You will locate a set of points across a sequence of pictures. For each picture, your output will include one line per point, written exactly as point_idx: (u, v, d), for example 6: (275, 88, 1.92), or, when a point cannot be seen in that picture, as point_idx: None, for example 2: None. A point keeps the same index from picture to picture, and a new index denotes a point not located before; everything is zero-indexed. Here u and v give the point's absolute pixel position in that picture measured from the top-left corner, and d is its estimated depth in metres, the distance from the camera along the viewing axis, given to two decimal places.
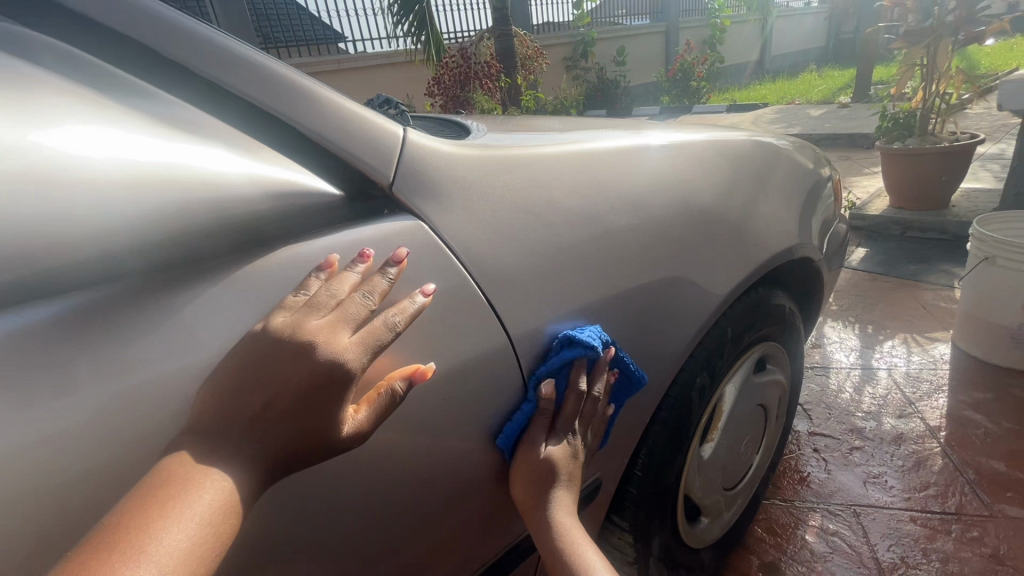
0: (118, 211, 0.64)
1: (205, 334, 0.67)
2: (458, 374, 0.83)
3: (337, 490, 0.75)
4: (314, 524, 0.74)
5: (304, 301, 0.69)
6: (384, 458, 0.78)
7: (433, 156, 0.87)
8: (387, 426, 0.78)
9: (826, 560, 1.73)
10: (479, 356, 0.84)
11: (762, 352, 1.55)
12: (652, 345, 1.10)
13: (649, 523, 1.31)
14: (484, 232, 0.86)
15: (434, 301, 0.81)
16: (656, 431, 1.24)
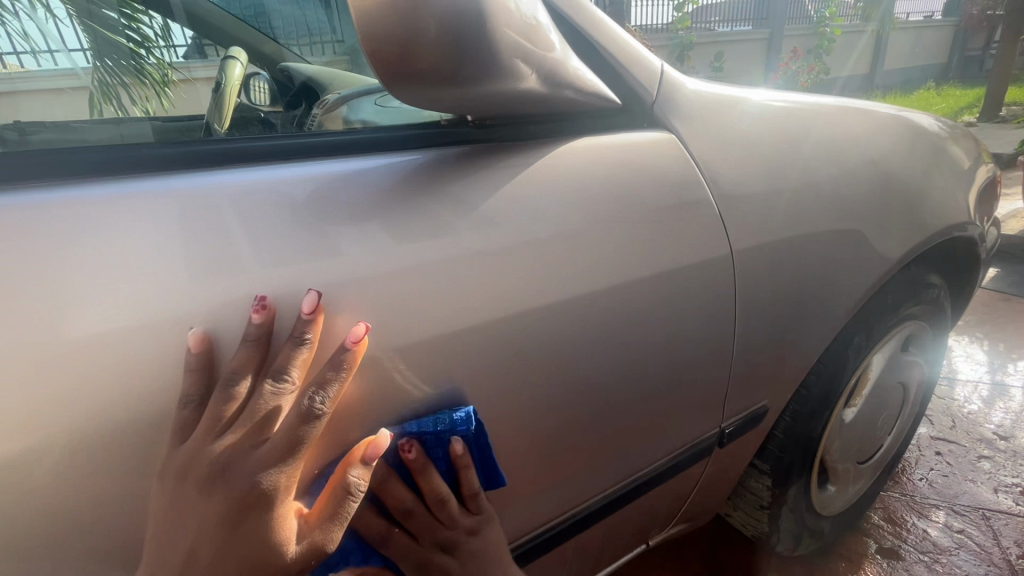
0: (513, 56, 0.74)
1: (515, 211, 0.87)
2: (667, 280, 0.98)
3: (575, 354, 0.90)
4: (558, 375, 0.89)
5: (262, 403, 0.66)
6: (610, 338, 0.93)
7: (672, 89, 1.06)
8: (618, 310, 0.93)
9: (952, 554, 1.70)
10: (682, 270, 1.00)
11: (912, 329, 1.56)
12: (826, 292, 1.20)
13: (790, 471, 1.38)
14: (707, 152, 1.04)
15: (665, 216, 0.99)
16: (811, 380, 1.31)
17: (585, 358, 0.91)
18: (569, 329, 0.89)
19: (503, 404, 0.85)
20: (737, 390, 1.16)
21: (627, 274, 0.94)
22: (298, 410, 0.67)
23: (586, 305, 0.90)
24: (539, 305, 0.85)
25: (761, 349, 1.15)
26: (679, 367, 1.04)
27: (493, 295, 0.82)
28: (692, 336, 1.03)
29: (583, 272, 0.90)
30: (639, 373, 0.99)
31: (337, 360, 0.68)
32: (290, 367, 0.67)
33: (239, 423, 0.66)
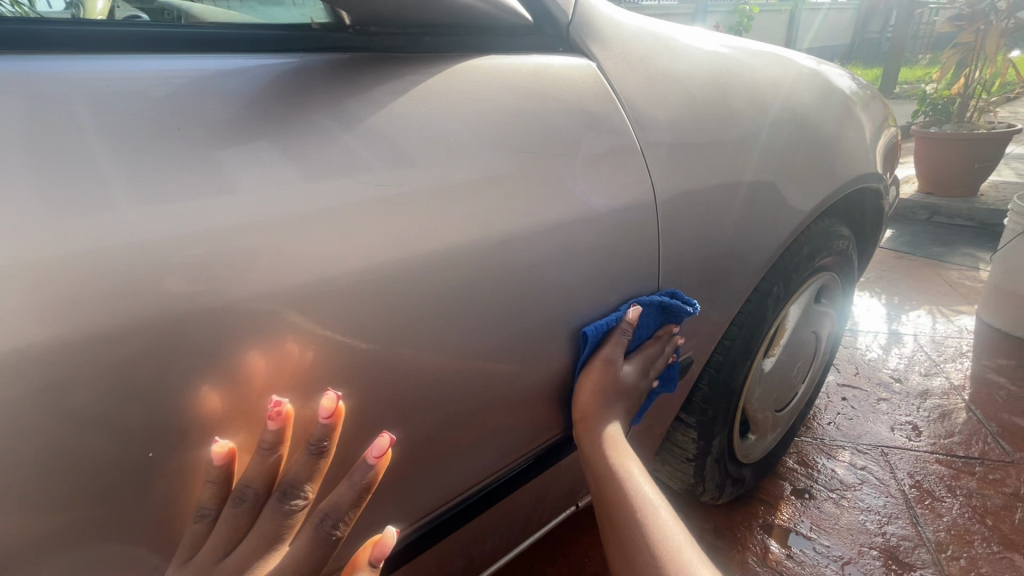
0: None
1: (417, 150, 0.77)
2: (589, 225, 0.92)
3: (488, 305, 0.81)
4: (469, 328, 0.80)
5: (285, 508, 0.65)
6: (525, 287, 0.85)
7: (591, 15, 1.02)
8: (538, 259, 0.86)
9: (856, 489, 1.83)
10: (602, 212, 0.93)
11: (824, 281, 1.61)
12: (745, 240, 1.20)
13: (715, 422, 1.39)
14: (633, 79, 1.01)
15: (587, 159, 0.92)
16: (733, 330, 1.31)
17: (504, 312, 0.83)
18: (483, 280, 0.80)
19: (409, 365, 0.76)
20: (662, 342, 1.14)
21: (547, 219, 0.86)
22: (313, 534, 0.65)
23: (503, 252, 0.81)
24: (447, 253, 0.76)
25: (685, 300, 1.13)
26: (605, 320, 0.99)
27: (392, 242, 0.72)
28: (615, 285, 0.98)
29: (497, 216, 0.81)
30: (563, 327, 0.93)
31: (358, 476, 0.66)
32: (303, 483, 0.65)
33: (255, 539, 0.64)
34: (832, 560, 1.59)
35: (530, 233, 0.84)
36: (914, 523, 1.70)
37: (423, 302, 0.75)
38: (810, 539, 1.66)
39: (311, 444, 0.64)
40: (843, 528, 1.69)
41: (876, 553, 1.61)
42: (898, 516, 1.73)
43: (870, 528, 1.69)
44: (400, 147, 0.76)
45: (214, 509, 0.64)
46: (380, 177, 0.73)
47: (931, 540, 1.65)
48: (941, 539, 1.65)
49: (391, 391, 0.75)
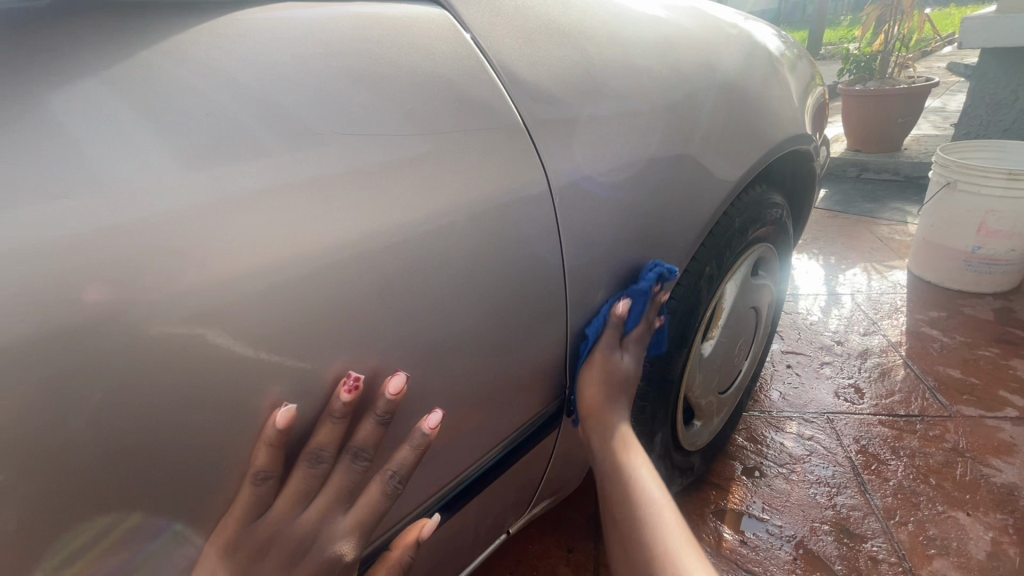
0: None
1: (219, 153, 0.60)
2: (464, 223, 0.76)
3: (338, 331, 0.65)
4: (312, 362, 0.64)
5: (354, 467, 0.69)
6: (387, 305, 0.69)
7: None
8: (400, 271, 0.70)
9: (805, 461, 1.78)
10: (481, 204, 0.78)
11: (761, 252, 1.52)
12: (664, 219, 1.07)
13: (655, 419, 1.28)
14: (508, 39, 0.89)
15: (460, 149, 0.78)
16: (666, 320, 1.20)
17: (361, 345, 0.67)
18: (326, 311, 0.64)
19: (228, 431, 0.60)
20: (582, 345, 1.00)
21: (410, 224, 0.71)
22: (380, 489, 0.72)
23: (353, 273, 0.66)
24: (271, 285, 0.60)
25: (602, 296, 1.00)
26: (503, 334, 0.85)
27: (183, 279, 0.55)
28: (509, 288, 0.83)
29: (340, 229, 0.65)
30: (452, 350, 0.78)
31: (416, 445, 0.72)
32: (371, 449, 0.70)
33: (325, 497, 0.68)
34: (785, 540, 1.54)
35: (383, 240, 0.69)
36: (862, 491, 1.68)
37: (236, 338, 0.58)
38: (763, 521, 1.60)
39: (379, 414, 0.68)
40: (794, 504, 1.65)
41: (828, 528, 1.57)
42: (847, 485, 1.70)
43: (821, 501, 1.65)
44: (196, 156, 0.59)
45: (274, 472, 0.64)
46: (162, 195, 0.56)
47: (880, 507, 1.63)
48: (888, 504, 1.63)
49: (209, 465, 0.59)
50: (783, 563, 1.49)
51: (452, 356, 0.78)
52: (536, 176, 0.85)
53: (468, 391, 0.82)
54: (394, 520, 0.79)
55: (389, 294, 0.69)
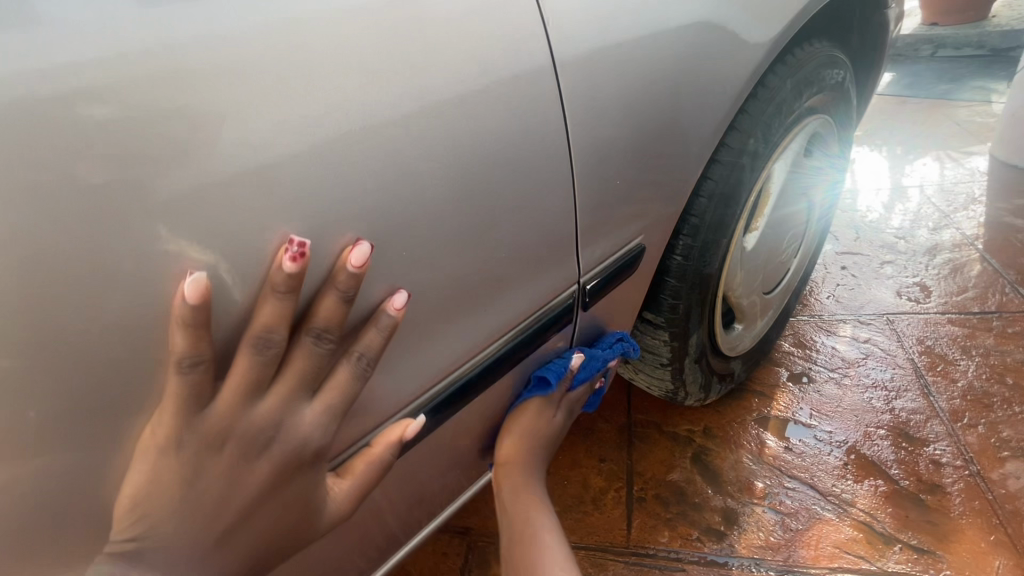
0: None
1: None
2: (438, 75, 0.61)
3: (286, 208, 0.54)
4: (253, 244, 0.53)
5: (315, 357, 0.58)
6: (348, 176, 0.57)
7: None
8: (359, 134, 0.57)
9: (860, 365, 1.63)
10: (458, 52, 0.63)
11: (816, 126, 1.29)
12: (695, 79, 0.88)
13: (689, 319, 1.15)
14: None
15: None
16: (702, 205, 1.03)
17: (315, 230, 0.56)
18: (265, 186, 0.52)
19: (162, 330, 0.51)
20: (597, 235, 0.86)
21: (365, 75, 0.57)
22: (347, 383, 0.62)
23: (295, 136, 0.53)
24: (187, 155, 0.48)
25: (620, 174, 0.84)
26: (497, 218, 0.71)
27: (64, 150, 0.44)
28: (502, 160, 0.69)
29: (270, 80, 0.52)
30: (435, 236, 0.66)
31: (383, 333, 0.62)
32: (335, 333, 0.58)
33: (283, 389, 0.58)
34: (835, 446, 1.44)
35: (331, 94, 0.55)
36: (925, 394, 1.53)
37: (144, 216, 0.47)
38: (810, 427, 1.49)
39: (342, 289, 0.57)
40: (846, 410, 1.52)
41: (884, 433, 1.45)
42: (908, 388, 1.55)
43: (877, 406, 1.51)
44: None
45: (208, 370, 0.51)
46: (13, 34, 0.42)
47: (946, 409, 1.48)
48: (956, 407, 1.48)
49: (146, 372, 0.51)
50: (832, 468, 1.39)
51: (436, 244, 0.66)
52: (525, 18, 0.68)
53: (458, 285, 0.71)
54: (379, 421, 0.71)
55: (348, 164, 0.56)
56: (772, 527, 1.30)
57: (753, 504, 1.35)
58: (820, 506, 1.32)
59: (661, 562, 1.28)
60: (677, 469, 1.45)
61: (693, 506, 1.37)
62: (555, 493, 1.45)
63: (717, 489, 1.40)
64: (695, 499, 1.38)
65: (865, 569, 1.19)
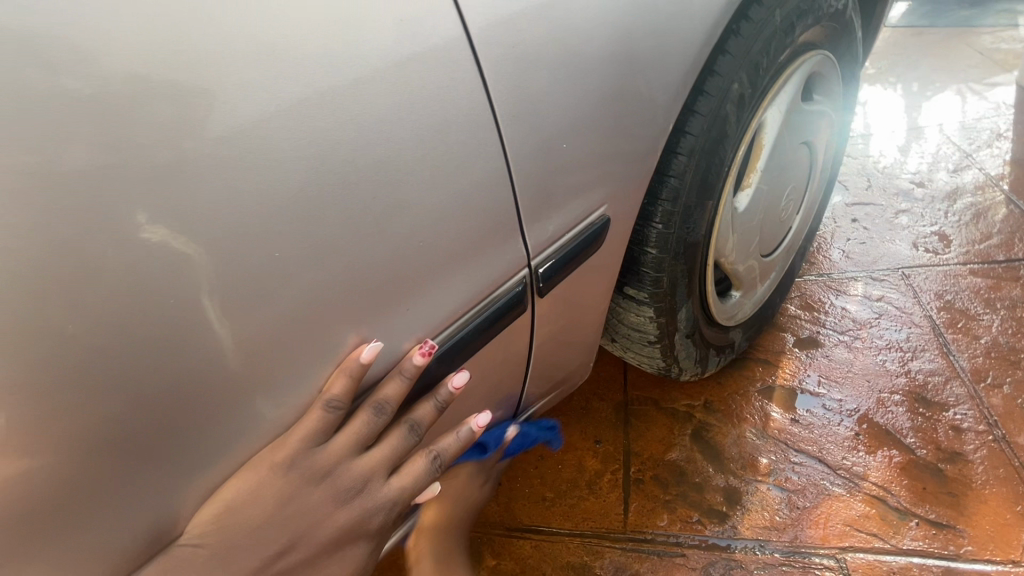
0: None
1: None
2: (326, 53, 0.50)
3: (144, 230, 0.45)
4: (98, 271, 0.44)
5: (190, 381, 0.51)
6: (224, 182, 0.47)
7: None
8: (234, 134, 0.47)
9: (873, 326, 1.52)
10: (352, 21, 0.51)
11: (814, 65, 1.15)
12: (657, 32, 0.76)
13: (675, 293, 1.04)
14: None
15: None
16: (681, 163, 0.91)
17: (177, 237, 0.46)
18: (111, 191, 0.43)
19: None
20: (556, 218, 0.75)
21: (219, 59, 0.46)
22: (239, 403, 0.54)
23: (136, 126, 0.43)
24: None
25: (578, 138, 0.72)
26: (419, 193, 0.59)
27: None
28: (429, 144, 0.58)
29: (98, 57, 0.42)
30: (341, 227, 0.54)
31: (267, 339, 0.54)
32: (202, 353, 0.50)
33: (159, 427, 0.50)
34: (845, 415, 1.34)
35: (175, 84, 0.44)
36: (945, 353, 1.42)
37: None
38: (818, 397, 1.39)
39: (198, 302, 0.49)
40: (857, 374, 1.41)
41: (899, 399, 1.35)
42: (926, 347, 1.44)
43: (891, 368, 1.41)
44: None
45: (54, 415, 0.45)
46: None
47: (967, 368, 1.38)
48: (979, 365, 1.38)
49: (49, 389, 0.44)
50: (843, 440, 1.30)
51: (344, 234, 0.55)
52: None
53: (387, 284, 0.60)
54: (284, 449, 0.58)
55: (222, 169, 0.47)
56: (778, 505, 1.22)
57: (757, 481, 1.27)
58: (829, 481, 1.23)
59: (660, 547, 1.21)
60: (675, 448, 1.37)
61: (693, 486, 1.29)
62: (549, 478, 1.39)
63: (719, 468, 1.31)
64: (695, 479, 1.30)
65: (879, 548, 1.12)
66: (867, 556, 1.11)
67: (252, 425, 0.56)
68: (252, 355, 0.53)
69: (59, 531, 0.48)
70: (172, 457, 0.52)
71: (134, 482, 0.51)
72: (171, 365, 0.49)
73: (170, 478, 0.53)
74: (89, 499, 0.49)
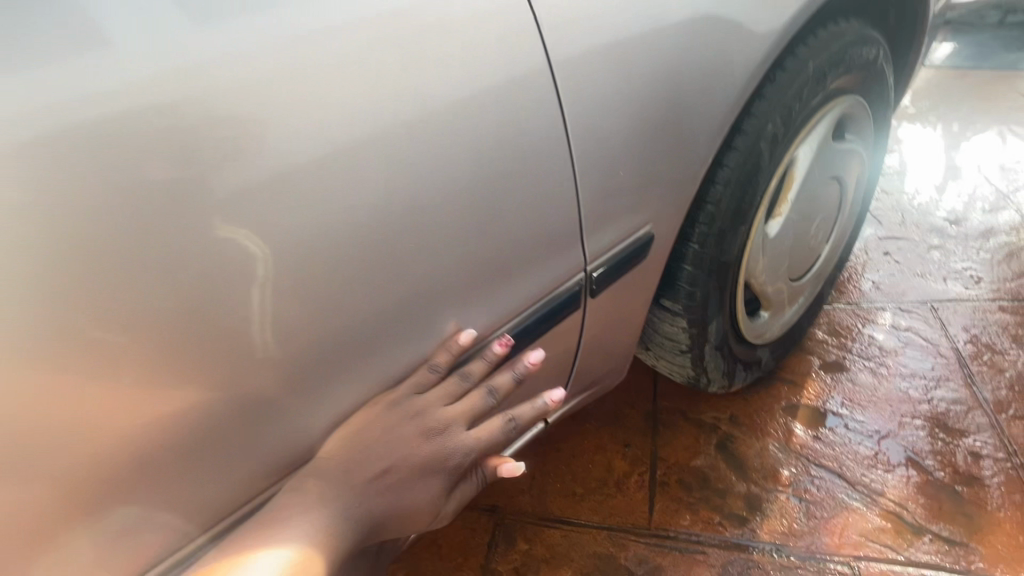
0: None
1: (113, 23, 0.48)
2: (449, 96, 0.65)
3: (314, 227, 0.59)
4: (276, 257, 0.58)
5: (325, 345, 0.65)
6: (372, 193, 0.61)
7: None
8: (382, 156, 0.61)
9: (898, 353, 1.58)
10: (471, 72, 0.66)
11: (846, 108, 1.26)
12: (704, 82, 0.90)
13: (707, 306, 1.16)
14: None
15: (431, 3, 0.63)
16: (717, 191, 1.04)
17: (333, 234, 0.60)
18: (287, 198, 0.57)
19: (193, 335, 0.56)
20: (608, 233, 0.89)
21: (376, 99, 0.59)
22: (355, 364, 0.69)
23: (314, 148, 0.57)
24: (195, 175, 0.52)
25: (632, 167, 0.86)
26: (503, 205, 0.74)
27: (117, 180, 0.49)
28: (516, 169, 0.73)
29: (295, 96, 0.55)
30: (444, 230, 0.69)
31: (382, 315, 0.68)
32: (336, 324, 0.64)
33: (297, 379, 0.65)
34: (867, 436, 1.41)
35: (343, 117, 0.57)
36: (969, 385, 1.48)
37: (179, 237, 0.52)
38: (840, 417, 1.46)
39: (339, 283, 0.63)
40: (881, 399, 1.48)
41: (920, 423, 1.41)
42: (949, 378, 1.50)
43: (914, 395, 1.47)
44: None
45: (235, 360, 0.60)
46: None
47: (988, 400, 1.44)
48: (1000, 398, 1.45)
49: (234, 341, 0.59)
50: (863, 458, 1.37)
51: (445, 236, 0.70)
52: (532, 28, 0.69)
53: (470, 276, 0.75)
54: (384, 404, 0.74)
55: (372, 183, 0.61)
56: (796, 514, 1.30)
57: (777, 491, 1.35)
58: (847, 495, 1.30)
59: (681, 544, 1.30)
60: (700, 455, 1.46)
61: (716, 491, 1.38)
62: (580, 475, 1.49)
63: (741, 476, 1.40)
64: (718, 485, 1.39)
65: (891, 558, 1.19)
66: (880, 565, 1.18)
67: (361, 382, 0.71)
68: (358, 326, 0.66)
69: (222, 449, 0.63)
70: (302, 404, 0.67)
71: (275, 420, 0.65)
72: (314, 332, 0.63)
73: (298, 420, 0.67)
74: (244, 429, 0.63)
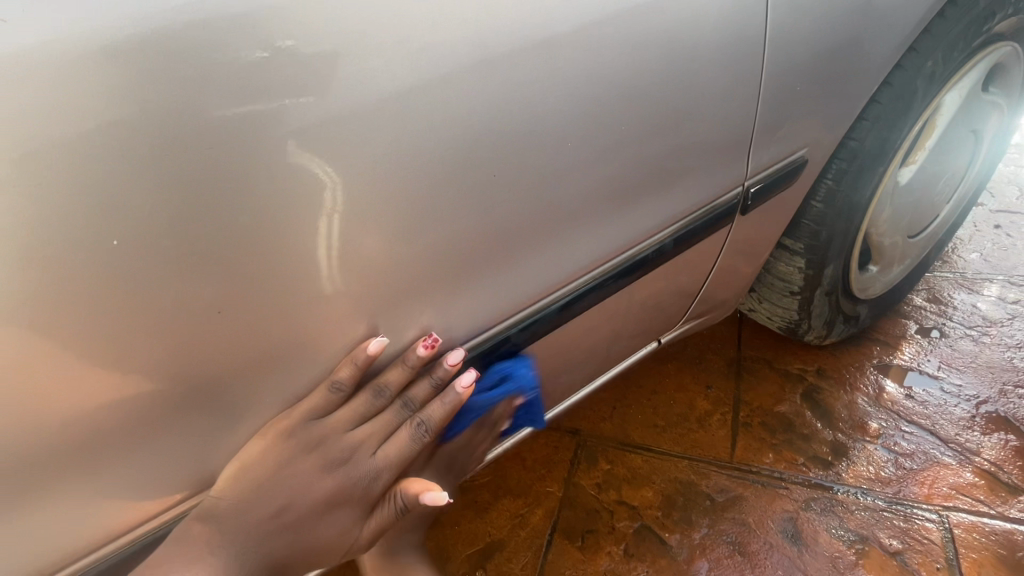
0: None
1: None
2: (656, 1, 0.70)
3: (531, 109, 0.65)
4: (499, 132, 0.64)
5: (513, 224, 0.71)
6: (581, 85, 0.68)
7: None
8: (593, 50, 0.67)
9: (1002, 325, 1.55)
10: None
11: (1000, 56, 1.20)
12: (878, 9, 0.89)
13: (829, 249, 1.16)
14: None
15: None
16: (864, 127, 1.02)
17: (545, 117, 0.67)
18: (517, 79, 0.63)
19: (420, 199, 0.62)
20: (760, 157, 0.91)
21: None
22: (533, 249, 0.75)
23: (544, 35, 0.64)
24: (401, 55, 0.56)
25: (796, 91, 0.88)
26: (680, 115, 0.78)
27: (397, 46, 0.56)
28: (699, 78, 0.77)
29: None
30: (629, 128, 0.74)
31: (562, 202, 0.74)
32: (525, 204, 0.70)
33: (487, 255, 0.71)
34: (963, 399, 1.41)
35: (571, 12, 0.65)
36: None
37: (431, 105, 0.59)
38: (936, 379, 1.46)
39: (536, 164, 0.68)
40: (980, 366, 1.47)
41: None
42: None
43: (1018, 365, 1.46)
44: None
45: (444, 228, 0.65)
46: None
47: None
48: None
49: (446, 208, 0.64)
50: (958, 419, 1.38)
51: (625, 138, 0.75)
52: None
53: (637, 179, 0.80)
54: (544, 291, 0.80)
55: (583, 75, 0.67)
56: (884, 463, 1.33)
57: (865, 441, 1.37)
58: (939, 451, 1.33)
59: (765, 478, 1.36)
60: (785, 402, 1.49)
61: (801, 436, 1.42)
62: (661, 409, 1.55)
63: (828, 424, 1.43)
64: (803, 431, 1.43)
65: (983, 511, 1.23)
66: (970, 517, 1.23)
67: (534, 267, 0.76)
68: (542, 210, 0.72)
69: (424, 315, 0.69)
70: (487, 281, 0.73)
71: (465, 293, 0.72)
72: (508, 210, 0.69)
73: (482, 297, 0.73)
74: (441, 296, 0.70)
